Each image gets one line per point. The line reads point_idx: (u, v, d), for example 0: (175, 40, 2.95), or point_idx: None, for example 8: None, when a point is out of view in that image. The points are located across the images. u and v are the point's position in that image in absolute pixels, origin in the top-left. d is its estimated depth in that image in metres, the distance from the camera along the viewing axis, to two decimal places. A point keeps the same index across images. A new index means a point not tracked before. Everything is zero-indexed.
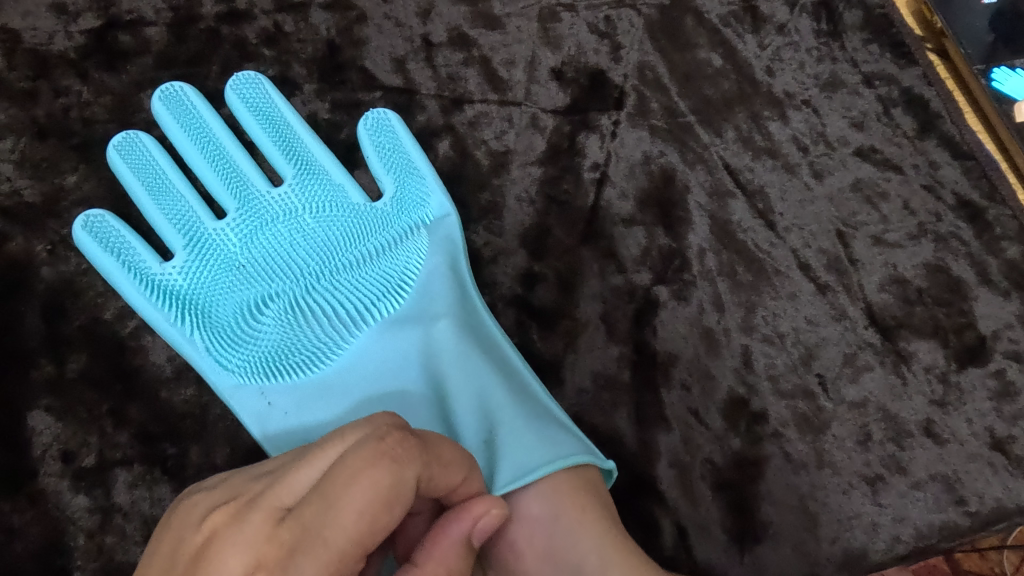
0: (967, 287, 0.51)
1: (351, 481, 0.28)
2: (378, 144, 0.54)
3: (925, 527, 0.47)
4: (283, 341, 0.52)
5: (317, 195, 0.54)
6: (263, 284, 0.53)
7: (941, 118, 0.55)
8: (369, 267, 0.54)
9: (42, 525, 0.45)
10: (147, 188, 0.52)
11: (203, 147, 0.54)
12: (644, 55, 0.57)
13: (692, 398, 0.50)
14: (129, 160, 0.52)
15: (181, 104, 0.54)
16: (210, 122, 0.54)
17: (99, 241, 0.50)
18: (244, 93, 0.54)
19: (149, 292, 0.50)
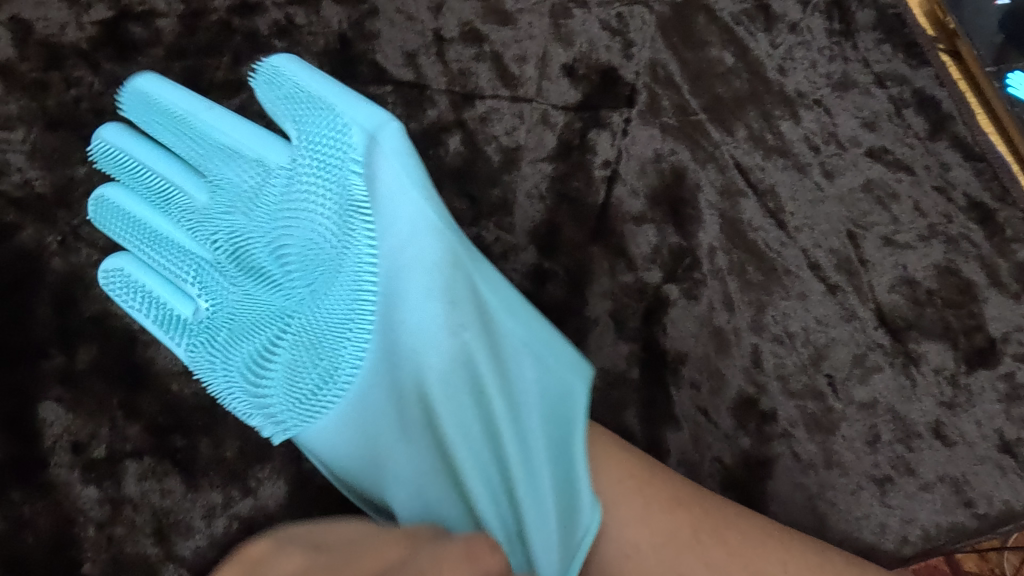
0: (977, 288, 0.51)
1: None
2: (276, 82, 0.50)
3: (933, 527, 0.48)
4: (297, 360, 0.49)
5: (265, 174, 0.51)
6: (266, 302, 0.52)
7: (953, 119, 0.55)
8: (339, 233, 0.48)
9: (53, 515, 0.45)
10: (137, 238, 0.51)
11: (137, 177, 0.53)
12: (656, 53, 0.57)
13: (701, 396, 0.50)
14: (115, 222, 0.51)
15: (115, 154, 0.52)
16: (142, 154, 0.52)
17: (120, 292, 0.50)
18: (139, 108, 0.52)
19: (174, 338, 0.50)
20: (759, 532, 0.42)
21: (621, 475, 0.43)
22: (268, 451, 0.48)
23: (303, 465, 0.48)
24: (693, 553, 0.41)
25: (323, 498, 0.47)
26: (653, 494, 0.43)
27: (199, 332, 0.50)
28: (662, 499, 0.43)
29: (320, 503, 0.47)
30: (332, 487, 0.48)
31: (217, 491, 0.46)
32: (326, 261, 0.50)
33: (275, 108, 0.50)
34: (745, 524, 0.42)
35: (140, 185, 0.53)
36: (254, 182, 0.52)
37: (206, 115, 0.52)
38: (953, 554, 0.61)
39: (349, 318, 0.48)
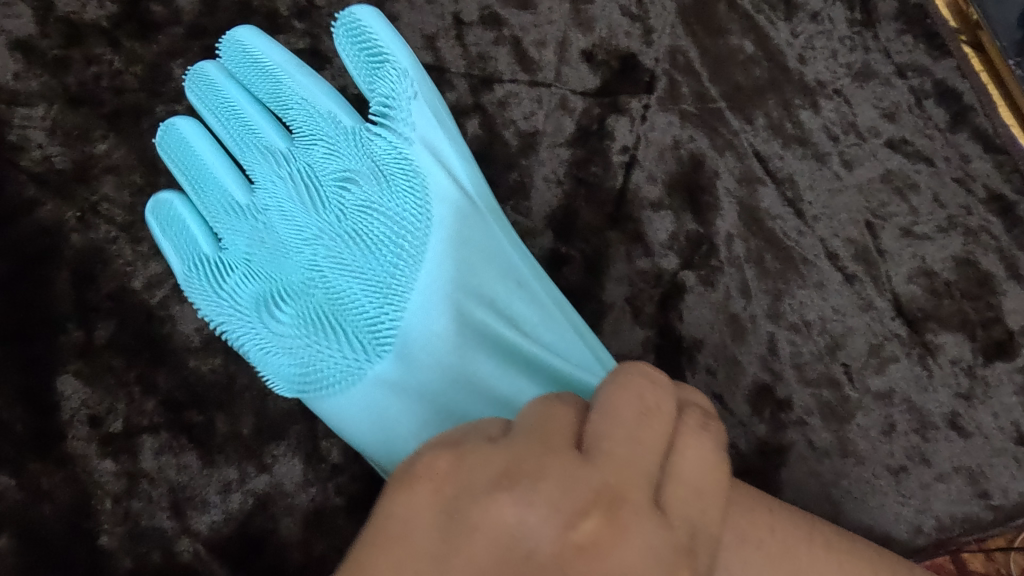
0: (995, 281, 0.51)
1: (686, 448, 0.26)
2: (357, 42, 0.51)
3: (946, 518, 0.49)
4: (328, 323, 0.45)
5: (328, 131, 0.50)
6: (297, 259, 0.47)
7: (974, 111, 0.53)
8: (390, 188, 0.47)
9: (70, 487, 0.47)
10: (187, 176, 0.51)
11: (223, 111, 0.51)
12: (676, 39, 0.55)
13: (717, 382, 0.51)
14: (173, 151, 0.51)
15: (207, 85, 0.52)
16: (229, 91, 0.52)
17: (162, 222, 0.50)
18: (234, 53, 0.52)
19: (202, 276, 0.48)
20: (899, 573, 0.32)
21: None
22: (285, 427, 0.49)
23: (319, 442, 0.49)
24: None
25: (335, 475, 0.48)
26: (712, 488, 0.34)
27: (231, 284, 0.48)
28: None
29: (336, 481, 0.48)
30: (346, 464, 0.49)
31: (232, 467, 0.48)
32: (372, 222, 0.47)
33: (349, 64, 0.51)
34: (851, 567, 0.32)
35: (217, 118, 0.51)
36: (312, 130, 0.50)
37: (281, 64, 0.51)
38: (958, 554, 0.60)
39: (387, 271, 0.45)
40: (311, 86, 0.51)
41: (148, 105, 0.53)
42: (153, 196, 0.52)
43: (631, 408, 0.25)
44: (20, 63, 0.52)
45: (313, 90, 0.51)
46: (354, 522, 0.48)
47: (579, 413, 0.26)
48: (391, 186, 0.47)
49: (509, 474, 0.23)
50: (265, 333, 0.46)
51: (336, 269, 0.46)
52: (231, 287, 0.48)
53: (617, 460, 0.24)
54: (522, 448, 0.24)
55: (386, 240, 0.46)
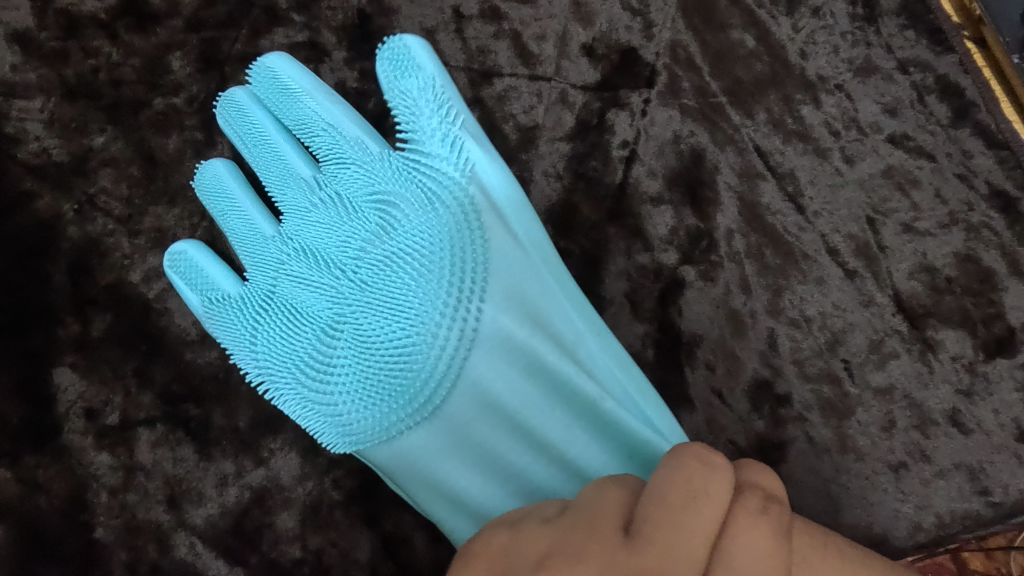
0: (997, 278, 0.51)
1: (742, 534, 0.25)
2: (392, 67, 0.46)
3: (947, 515, 0.49)
4: (361, 377, 0.42)
5: (359, 157, 0.46)
6: (323, 301, 0.44)
7: (977, 107, 0.52)
8: (428, 225, 0.42)
9: (66, 479, 0.47)
10: (217, 214, 0.50)
11: (254, 141, 0.50)
12: (677, 34, 0.54)
13: (716, 377, 0.51)
14: (207, 188, 0.50)
15: (236, 110, 0.50)
16: (259, 118, 0.50)
17: (183, 276, 0.49)
18: (262, 81, 0.50)
19: (234, 315, 0.47)
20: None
21: None
22: (282, 422, 0.48)
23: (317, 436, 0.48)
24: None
25: (333, 470, 0.48)
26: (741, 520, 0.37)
27: (257, 327, 0.45)
28: None
29: (333, 475, 0.48)
30: (343, 460, 0.48)
31: (228, 461, 0.48)
32: (402, 268, 0.42)
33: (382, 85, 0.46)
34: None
35: (245, 146, 0.50)
36: (338, 158, 0.46)
37: (311, 92, 0.49)
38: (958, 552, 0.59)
39: (425, 320, 0.41)
40: (342, 114, 0.48)
41: (145, 97, 0.52)
42: (151, 189, 0.51)
43: (677, 486, 0.26)
44: (18, 56, 0.51)
45: (343, 118, 0.48)
46: (351, 517, 0.48)
47: (632, 489, 0.29)
48: (430, 222, 0.42)
49: (546, 564, 0.25)
50: (304, 386, 0.44)
51: (371, 319, 0.42)
52: (264, 331, 0.45)
53: (659, 547, 0.24)
54: (566, 537, 0.26)
55: (428, 284, 0.41)
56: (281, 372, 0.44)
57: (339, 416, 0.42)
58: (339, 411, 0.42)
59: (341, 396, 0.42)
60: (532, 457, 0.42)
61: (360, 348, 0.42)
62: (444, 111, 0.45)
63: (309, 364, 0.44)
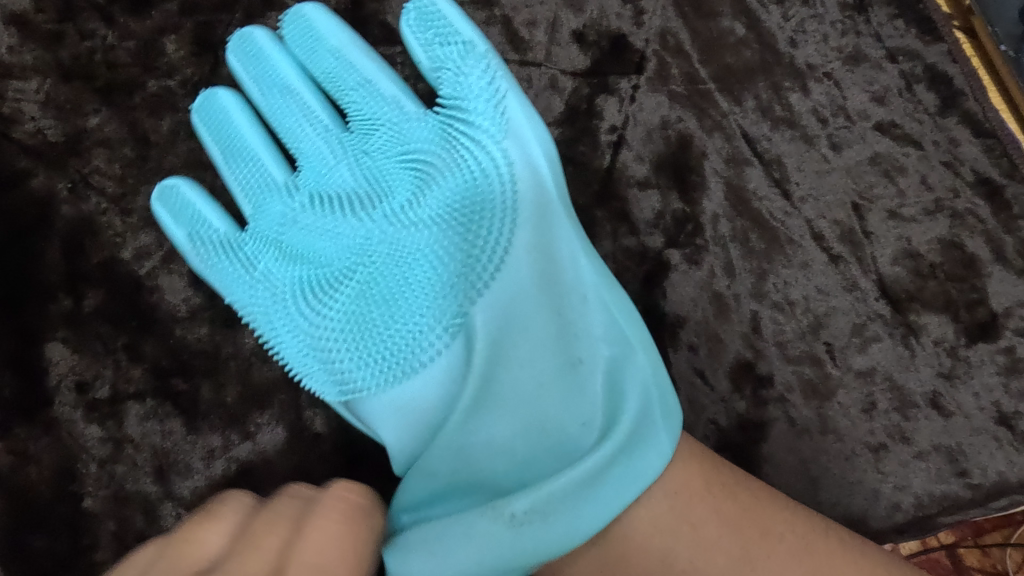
0: (981, 263, 0.51)
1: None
2: (424, 29, 0.49)
3: (925, 495, 0.50)
4: (354, 317, 0.48)
5: (392, 118, 0.50)
6: (335, 249, 0.49)
7: (964, 96, 0.53)
8: (456, 189, 0.47)
9: (56, 450, 0.48)
10: (219, 146, 0.52)
11: (271, 85, 0.52)
12: (667, 21, 0.54)
13: (699, 358, 0.51)
14: (208, 121, 0.52)
15: (251, 51, 0.52)
16: (277, 62, 0.52)
17: (170, 209, 0.51)
18: (294, 30, 0.52)
19: (236, 255, 0.50)
20: (836, 564, 0.37)
21: (687, 497, 0.39)
22: (269, 397, 0.50)
23: (302, 412, 0.50)
24: (760, 552, 0.37)
25: (318, 443, 0.50)
26: (737, 514, 0.39)
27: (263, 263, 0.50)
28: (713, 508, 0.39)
29: (317, 449, 0.50)
30: (328, 435, 0.50)
31: (216, 434, 0.49)
32: (428, 233, 0.47)
33: (419, 46, 0.49)
34: (811, 530, 0.38)
35: (259, 86, 0.52)
36: (363, 117, 0.50)
37: (347, 46, 0.51)
38: (954, 547, 0.57)
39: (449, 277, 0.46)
40: (372, 73, 0.50)
41: (140, 80, 0.53)
42: (146, 169, 0.52)
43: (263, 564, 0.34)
44: (15, 37, 0.52)
45: (373, 77, 0.50)
46: None
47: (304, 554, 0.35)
48: (457, 185, 0.47)
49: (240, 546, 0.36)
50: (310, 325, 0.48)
51: (387, 275, 0.48)
52: (274, 271, 0.50)
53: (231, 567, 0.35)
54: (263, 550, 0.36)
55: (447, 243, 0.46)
56: (282, 307, 0.49)
57: (331, 359, 0.48)
58: (329, 352, 0.48)
59: (346, 341, 0.47)
60: (509, 392, 0.43)
61: (359, 301, 0.48)
62: (486, 71, 0.47)
63: (312, 302, 0.48)
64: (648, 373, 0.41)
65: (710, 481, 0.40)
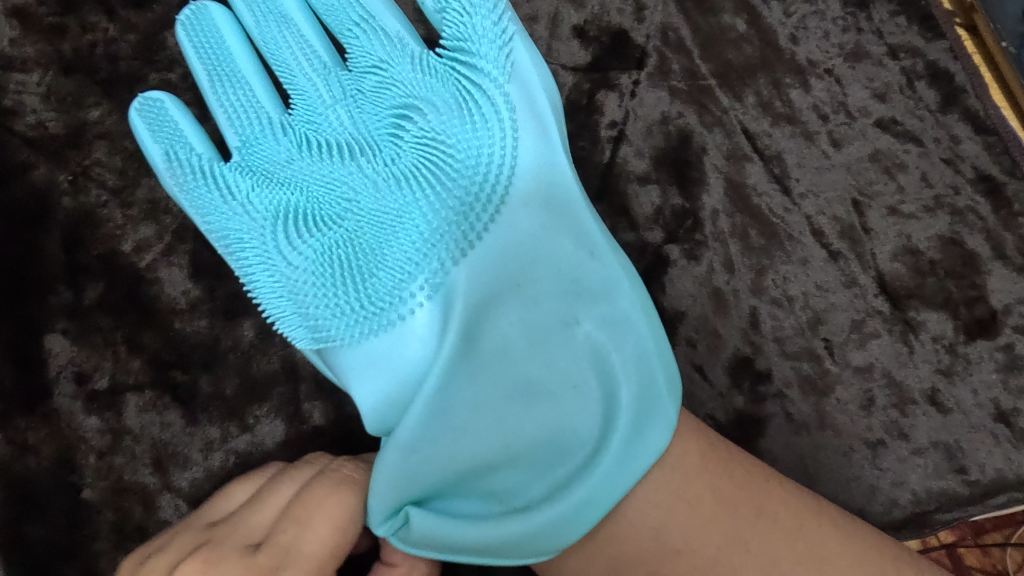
0: (980, 260, 0.51)
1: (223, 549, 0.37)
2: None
3: (923, 492, 0.50)
4: (337, 261, 0.46)
5: (391, 56, 0.48)
6: (320, 189, 0.47)
7: (965, 93, 0.53)
8: (452, 135, 0.46)
9: (55, 441, 0.48)
10: (205, 66, 0.50)
11: (271, 18, 0.51)
12: (668, 17, 0.54)
13: (697, 353, 0.51)
14: (196, 39, 0.51)
15: None
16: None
17: (147, 121, 0.50)
18: None
19: (213, 179, 0.48)
20: (834, 552, 0.37)
21: (682, 475, 0.40)
22: (268, 390, 0.50)
23: (300, 405, 0.50)
24: (754, 531, 0.38)
25: (317, 437, 0.50)
26: (732, 493, 0.39)
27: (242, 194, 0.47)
28: (710, 487, 0.39)
29: (316, 443, 0.50)
30: (327, 428, 0.50)
31: (214, 426, 0.49)
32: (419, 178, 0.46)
33: None
34: (804, 508, 0.39)
35: (254, 17, 0.51)
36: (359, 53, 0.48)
37: None
38: (953, 547, 0.57)
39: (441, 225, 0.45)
40: (377, 16, 0.49)
41: (141, 73, 0.53)
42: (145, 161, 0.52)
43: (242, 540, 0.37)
44: (16, 30, 0.52)
45: (378, 19, 0.49)
46: None
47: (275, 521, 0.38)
48: (456, 132, 0.45)
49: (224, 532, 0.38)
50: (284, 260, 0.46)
51: (374, 220, 0.46)
52: (250, 199, 0.47)
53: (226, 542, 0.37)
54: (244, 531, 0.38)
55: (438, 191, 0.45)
56: (255, 240, 0.46)
57: (304, 296, 0.46)
58: (308, 291, 0.46)
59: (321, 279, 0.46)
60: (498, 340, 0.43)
61: (342, 242, 0.46)
62: (494, 9, 0.45)
63: (289, 236, 0.46)
64: (648, 337, 0.41)
65: (704, 452, 0.40)
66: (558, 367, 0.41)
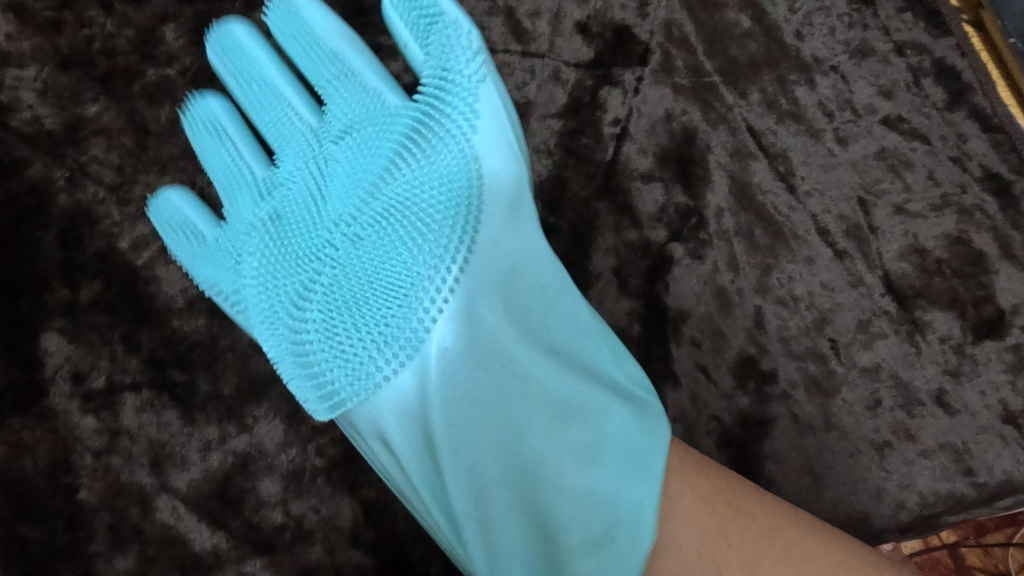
0: (988, 260, 0.51)
1: None
2: (411, 12, 0.46)
3: (930, 494, 0.49)
4: (331, 322, 0.45)
5: (366, 112, 0.47)
6: (310, 245, 0.47)
7: (973, 90, 0.52)
8: (430, 187, 0.44)
9: (52, 441, 0.48)
10: (204, 143, 0.51)
11: (251, 83, 0.51)
12: (672, 12, 0.53)
13: (701, 353, 0.51)
14: (198, 123, 0.51)
15: (233, 46, 0.51)
16: (257, 56, 0.50)
17: (165, 221, 0.50)
18: (280, 22, 0.50)
19: (216, 258, 0.49)
20: (815, 547, 0.37)
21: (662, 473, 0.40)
22: (266, 389, 0.49)
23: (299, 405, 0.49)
24: (731, 525, 0.38)
25: (316, 437, 0.49)
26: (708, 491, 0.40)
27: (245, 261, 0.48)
28: (688, 484, 0.40)
29: (315, 443, 0.49)
30: (326, 428, 0.49)
31: (212, 426, 0.49)
32: (398, 229, 0.44)
33: (399, 31, 0.46)
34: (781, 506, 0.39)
35: (237, 80, 0.51)
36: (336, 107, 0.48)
37: (325, 31, 0.48)
38: (955, 547, 0.56)
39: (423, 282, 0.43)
40: (349, 64, 0.48)
41: (138, 68, 0.52)
42: (144, 158, 0.52)
43: None
44: (12, 24, 0.51)
45: (352, 67, 0.48)
46: (332, 484, 0.49)
47: None
48: (436, 186, 0.44)
49: None
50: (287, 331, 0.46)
51: (358, 280, 0.45)
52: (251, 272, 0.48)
53: None
54: None
55: (412, 244, 0.43)
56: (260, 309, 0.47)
57: (309, 363, 0.45)
58: (308, 352, 0.45)
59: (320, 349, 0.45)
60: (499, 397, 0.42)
61: (334, 305, 0.45)
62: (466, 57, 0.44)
63: (289, 306, 0.46)
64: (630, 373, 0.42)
65: (686, 455, 0.41)
66: (555, 401, 0.41)
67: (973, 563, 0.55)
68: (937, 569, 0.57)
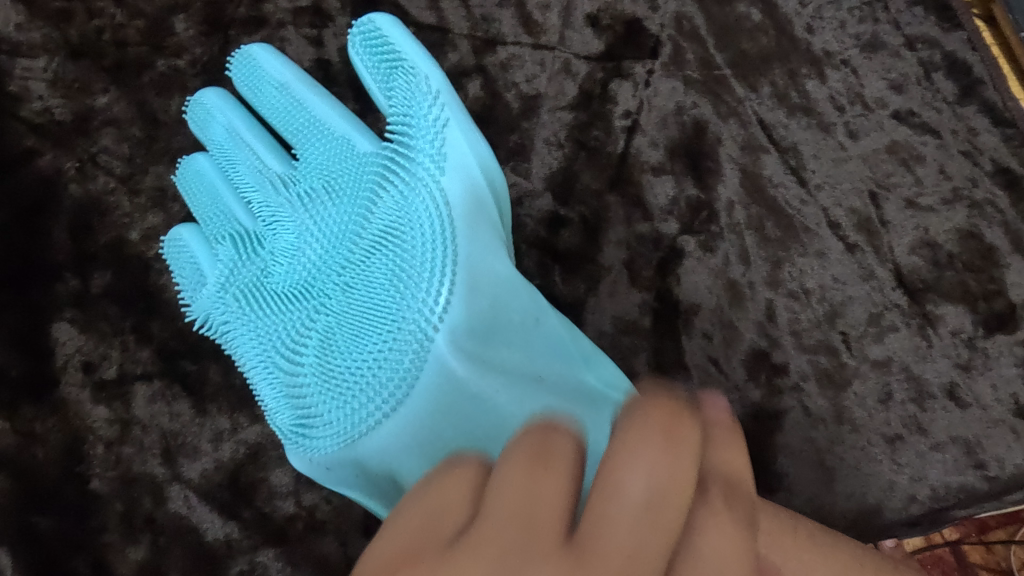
0: (999, 254, 0.50)
1: None
2: (374, 59, 0.48)
3: (942, 488, 0.49)
4: (327, 370, 0.44)
5: (343, 155, 0.47)
6: (303, 290, 0.47)
7: (984, 84, 0.51)
8: (410, 224, 0.44)
9: (63, 431, 0.48)
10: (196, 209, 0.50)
11: (223, 140, 0.50)
12: (682, 5, 0.53)
13: (713, 346, 0.51)
14: (191, 189, 0.50)
15: (206, 113, 0.50)
16: (229, 117, 0.50)
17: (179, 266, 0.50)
18: (241, 75, 0.50)
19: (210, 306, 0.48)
20: None
21: None
22: None
23: None
24: None
25: None
26: None
27: (242, 314, 0.47)
28: None
29: None
30: None
31: (223, 416, 0.49)
32: (383, 267, 0.44)
33: (365, 80, 0.48)
34: None
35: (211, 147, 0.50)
36: (310, 148, 0.48)
37: (290, 82, 0.49)
38: (958, 543, 0.56)
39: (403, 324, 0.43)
40: (320, 109, 0.48)
41: (149, 59, 0.52)
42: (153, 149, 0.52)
43: None
44: (22, 14, 0.51)
45: (322, 111, 0.48)
46: None
47: None
48: (415, 224, 0.44)
49: None
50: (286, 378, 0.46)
51: (347, 321, 0.45)
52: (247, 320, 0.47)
53: None
54: None
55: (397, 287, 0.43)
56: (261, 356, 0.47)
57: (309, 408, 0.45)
58: (311, 404, 0.44)
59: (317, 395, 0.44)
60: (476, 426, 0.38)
61: (326, 348, 0.45)
62: (428, 101, 0.46)
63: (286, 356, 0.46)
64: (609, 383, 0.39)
65: None
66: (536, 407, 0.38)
67: (976, 560, 0.55)
68: (941, 565, 0.57)
